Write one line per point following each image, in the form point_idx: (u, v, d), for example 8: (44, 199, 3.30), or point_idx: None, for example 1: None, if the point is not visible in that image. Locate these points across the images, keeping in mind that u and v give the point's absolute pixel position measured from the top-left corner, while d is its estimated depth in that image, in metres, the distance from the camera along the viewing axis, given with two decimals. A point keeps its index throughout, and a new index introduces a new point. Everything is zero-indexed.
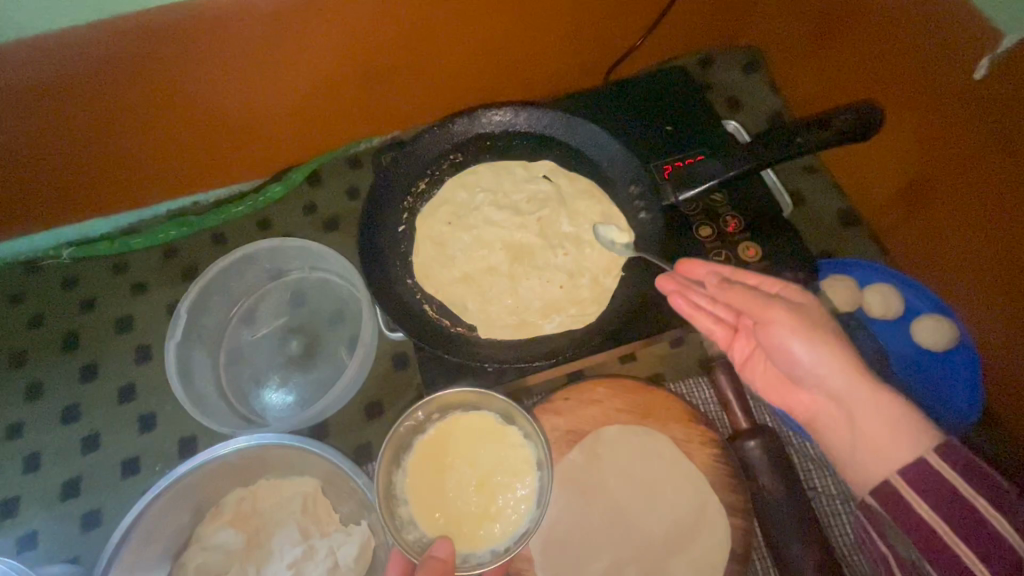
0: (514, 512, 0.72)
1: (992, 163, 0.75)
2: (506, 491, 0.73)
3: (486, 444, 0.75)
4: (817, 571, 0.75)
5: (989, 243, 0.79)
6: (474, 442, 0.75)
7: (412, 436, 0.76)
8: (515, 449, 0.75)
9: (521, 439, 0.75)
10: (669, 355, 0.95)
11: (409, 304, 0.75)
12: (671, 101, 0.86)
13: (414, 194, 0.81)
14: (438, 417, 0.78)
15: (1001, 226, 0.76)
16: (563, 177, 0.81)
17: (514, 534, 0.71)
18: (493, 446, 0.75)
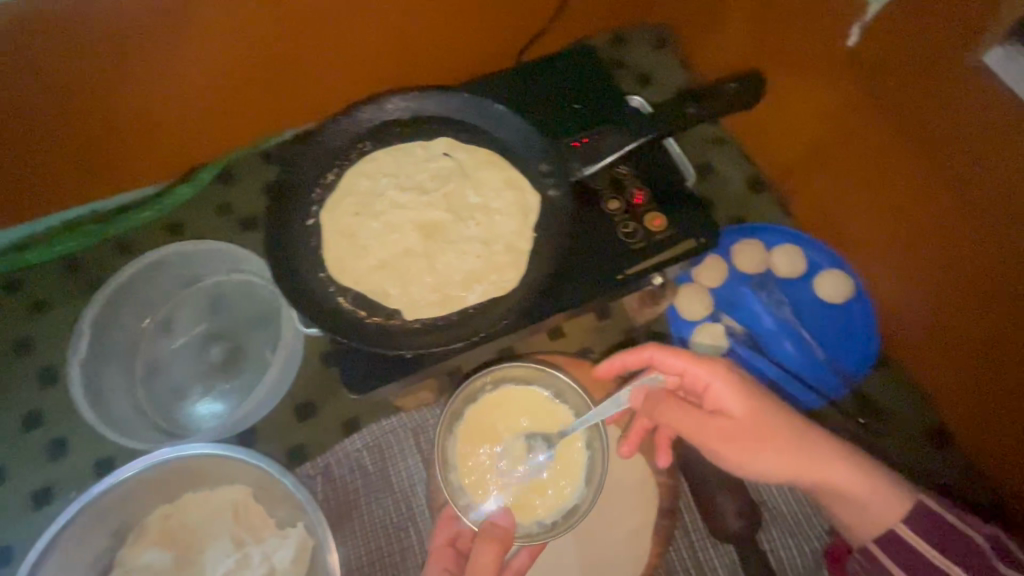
0: (564, 488, 0.75)
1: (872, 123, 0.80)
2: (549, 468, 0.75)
3: (536, 418, 0.77)
4: (738, 516, 0.80)
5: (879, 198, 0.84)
6: (523, 415, 0.77)
7: (467, 403, 0.78)
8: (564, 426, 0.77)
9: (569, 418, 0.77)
10: (597, 328, 0.98)
11: (322, 298, 0.72)
12: (576, 81, 0.87)
13: (323, 187, 0.79)
14: (492, 387, 0.80)
15: (891, 182, 0.81)
16: (471, 158, 0.81)
17: (560, 509, 0.74)
18: (541, 421, 0.77)
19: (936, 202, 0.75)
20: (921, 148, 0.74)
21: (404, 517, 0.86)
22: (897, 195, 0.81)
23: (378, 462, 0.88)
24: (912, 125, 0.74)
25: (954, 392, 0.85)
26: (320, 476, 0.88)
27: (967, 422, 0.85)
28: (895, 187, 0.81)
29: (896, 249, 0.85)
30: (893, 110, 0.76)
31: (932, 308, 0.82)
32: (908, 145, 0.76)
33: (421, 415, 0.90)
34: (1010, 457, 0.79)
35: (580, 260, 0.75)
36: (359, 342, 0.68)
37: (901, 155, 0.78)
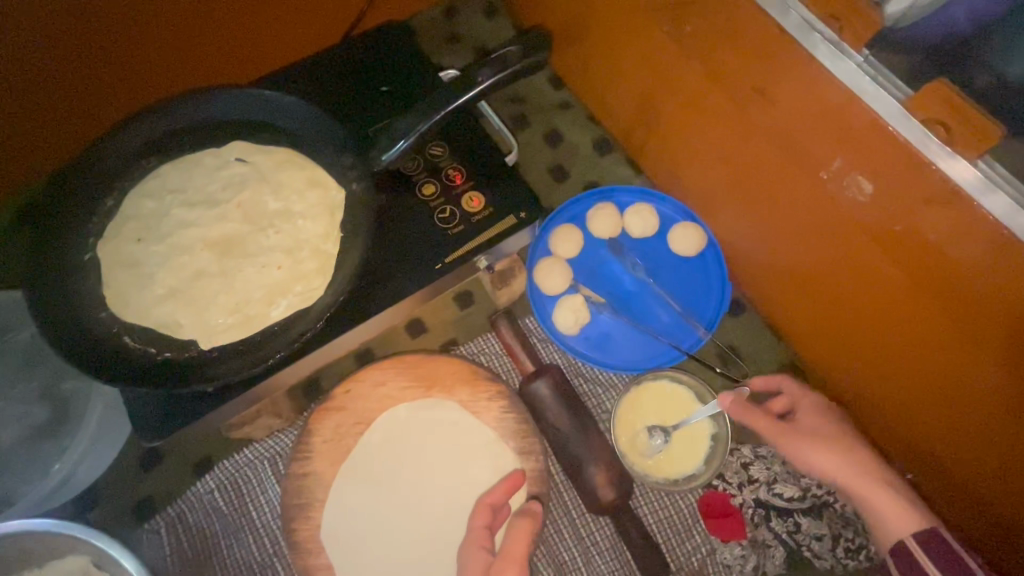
0: (664, 461, 0.85)
1: (684, 73, 0.78)
2: (677, 439, 0.86)
3: (665, 402, 0.88)
4: (607, 486, 0.80)
5: (708, 147, 0.82)
6: (662, 400, 0.88)
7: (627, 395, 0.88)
8: (682, 405, 0.88)
9: (685, 397, 0.88)
10: (458, 318, 0.94)
11: (103, 341, 0.64)
12: (383, 61, 0.81)
13: (99, 216, 0.70)
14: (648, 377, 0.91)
15: (713, 131, 0.79)
16: (268, 159, 0.73)
17: (674, 476, 0.84)
18: (670, 403, 0.88)
19: (750, 144, 0.74)
20: (727, 91, 0.72)
21: (269, 553, 0.81)
22: (719, 142, 0.79)
23: (233, 500, 0.82)
24: (714, 69, 0.72)
25: (807, 328, 0.85)
26: (167, 526, 0.81)
27: (823, 355, 0.85)
28: (717, 135, 0.79)
29: (730, 196, 0.84)
30: (697, 56, 0.74)
31: (771, 250, 0.82)
32: (716, 90, 0.74)
33: (275, 440, 0.84)
34: (867, 384, 0.80)
35: (395, 256, 0.70)
36: (147, 385, 0.61)
37: (713, 102, 0.76)
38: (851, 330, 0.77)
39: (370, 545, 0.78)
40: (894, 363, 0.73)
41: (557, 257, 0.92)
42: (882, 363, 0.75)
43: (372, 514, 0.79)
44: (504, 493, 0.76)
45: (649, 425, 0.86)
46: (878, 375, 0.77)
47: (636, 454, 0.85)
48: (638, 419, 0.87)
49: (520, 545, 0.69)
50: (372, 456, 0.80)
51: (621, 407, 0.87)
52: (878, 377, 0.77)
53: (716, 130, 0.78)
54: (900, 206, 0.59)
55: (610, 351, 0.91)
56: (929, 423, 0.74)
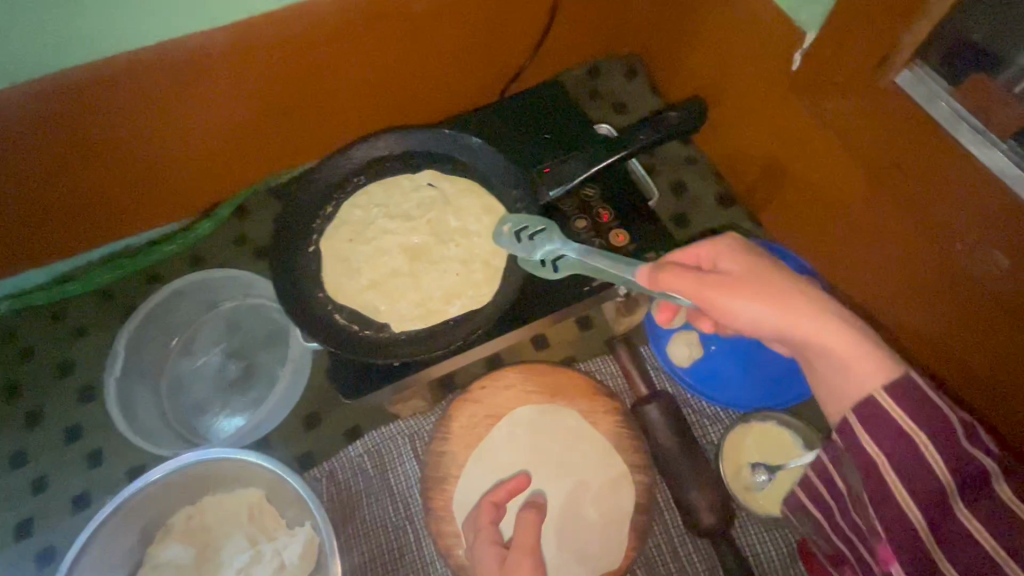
0: (769, 498, 0.89)
1: (816, 139, 0.87)
2: (782, 479, 0.89)
3: (770, 443, 0.92)
4: (711, 510, 0.85)
5: (830, 206, 0.90)
6: (767, 441, 0.92)
7: (733, 433, 0.93)
8: (789, 448, 0.91)
9: (792, 441, 0.91)
10: (579, 338, 1.05)
11: (320, 314, 0.82)
12: (549, 112, 0.96)
13: (322, 217, 0.89)
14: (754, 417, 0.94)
15: (841, 200, 0.87)
16: (452, 186, 0.90)
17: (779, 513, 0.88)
18: (776, 445, 0.92)
19: (882, 216, 0.81)
20: (862, 167, 0.80)
21: (401, 516, 0.94)
22: (850, 211, 0.86)
23: (378, 466, 0.96)
24: (850, 145, 0.80)
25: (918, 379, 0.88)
26: (324, 479, 0.97)
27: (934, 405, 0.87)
28: (846, 203, 0.86)
29: (853, 260, 0.90)
30: (834, 135, 0.83)
31: (896, 307, 0.86)
32: (851, 165, 0.82)
33: (415, 420, 0.98)
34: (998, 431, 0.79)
35: (548, 276, 0.84)
36: (354, 353, 0.77)
37: (847, 176, 0.84)
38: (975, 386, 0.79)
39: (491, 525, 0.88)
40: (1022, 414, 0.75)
41: None
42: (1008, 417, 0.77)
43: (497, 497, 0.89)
44: (507, 494, 0.79)
45: (752, 461, 0.91)
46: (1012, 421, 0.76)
47: (740, 486, 0.90)
48: (743, 455, 0.92)
49: (530, 536, 0.72)
50: (499, 447, 0.91)
51: (728, 442, 0.92)
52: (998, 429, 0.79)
53: (847, 200, 0.86)
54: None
55: (719, 386, 0.97)
56: None
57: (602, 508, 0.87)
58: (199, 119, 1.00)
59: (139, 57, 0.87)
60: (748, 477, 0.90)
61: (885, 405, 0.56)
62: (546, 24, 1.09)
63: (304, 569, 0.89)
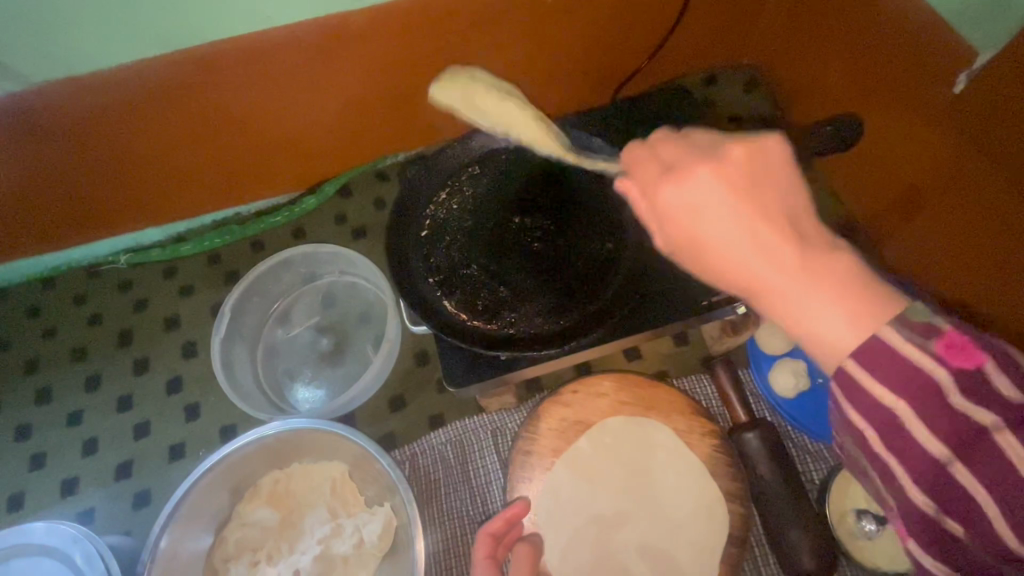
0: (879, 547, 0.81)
1: (976, 169, 0.80)
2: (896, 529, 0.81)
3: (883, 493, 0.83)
4: (812, 555, 0.80)
5: (980, 244, 0.83)
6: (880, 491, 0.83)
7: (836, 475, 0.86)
8: None
9: None
10: (674, 353, 1.01)
11: (430, 299, 0.82)
12: (674, 118, 0.93)
13: (437, 203, 0.90)
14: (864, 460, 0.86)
15: (994, 235, 0.80)
16: (571, 184, 0.88)
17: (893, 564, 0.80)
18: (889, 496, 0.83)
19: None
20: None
21: (478, 511, 0.93)
22: (1002, 249, 0.80)
23: (459, 457, 0.96)
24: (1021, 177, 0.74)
25: None
26: (406, 462, 0.97)
27: None
28: (1002, 240, 0.79)
29: (989, 301, 0.83)
30: (1000, 164, 0.76)
31: None
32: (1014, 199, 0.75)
33: (500, 416, 0.97)
34: None
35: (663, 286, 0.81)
36: (464, 342, 0.77)
37: (1008, 211, 0.77)
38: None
39: (580, 530, 0.85)
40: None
41: None
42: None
43: (582, 504, 0.87)
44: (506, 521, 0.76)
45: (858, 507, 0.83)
46: None
47: (844, 531, 0.83)
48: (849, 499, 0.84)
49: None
50: (588, 455, 0.89)
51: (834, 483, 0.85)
52: None
53: (1001, 236, 0.79)
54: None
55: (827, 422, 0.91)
56: None
57: (693, 533, 0.84)
58: (325, 98, 1.03)
59: (278, 34, 0.89)
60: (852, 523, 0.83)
61: (858, 377, 0.44)
62: (671, 28, 1.06)
63: (382, 549, 0.89)
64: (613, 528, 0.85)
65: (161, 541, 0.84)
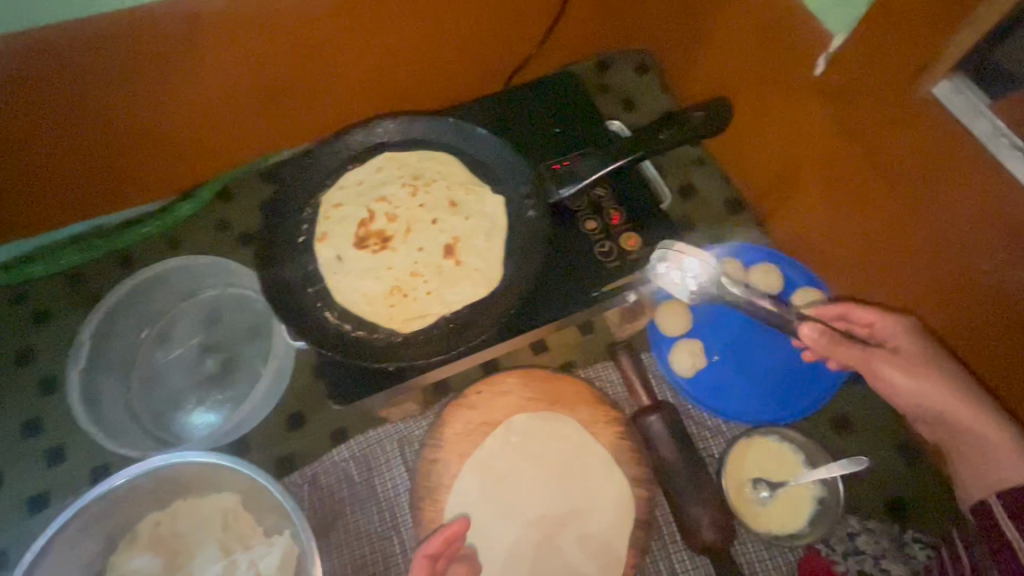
0: (771, 514, 0.86)
1: (840, 147, 0.84)
2: (783, 497, 0.86)
3: (770, 464, 0.88)
4: (713, 529, 0.82)
5: (848, 216, 0.88)
6: (768, 462, 0.88)
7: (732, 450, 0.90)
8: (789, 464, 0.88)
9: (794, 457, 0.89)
10: (580, 343, 1.01)
11: (309, 312, 0.76)
12: (560, 105, 0.91)
13: (314, 205, 0.83)
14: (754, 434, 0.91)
15: (855, 209, 0.86)
16: (457, 178, 0.84)
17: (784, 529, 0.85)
18: (776, 467, 0.88)
19: (899, 226, 0.80)
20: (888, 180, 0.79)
21: (387, 526, 0.89)
22: (864, 220, 0.85)
23: (364, 471, 0.91)
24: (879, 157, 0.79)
25: None
26: (307, 485, 0.91)
27: None
28: (864, 212, 0.85)
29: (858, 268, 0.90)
30: (860, 144, 0.81)
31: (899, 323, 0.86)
32: (874, 176, 0.80)
33: (406, 425, 0.93)
34: None
35: (554, 279, 0.79)
36: (347, 356, 0.71)
37: (867, 185, 0.82)
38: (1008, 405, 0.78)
39: (491, 533, 0.84)
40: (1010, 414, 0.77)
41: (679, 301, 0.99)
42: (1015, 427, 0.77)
43: (493, 507, 0.85)
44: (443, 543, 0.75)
45: (752, 478, 0.87)
46: None
47: (741, 503, 0.86)
48: (743, 471, 0.88)
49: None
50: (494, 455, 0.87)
51: (731, 458, 0.89)
52: None
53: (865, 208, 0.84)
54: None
55: (722, 398, 0.94)
56: None
57: (600, 522, 0.84)
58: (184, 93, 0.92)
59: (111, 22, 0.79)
60: (748, 496, 0.87)
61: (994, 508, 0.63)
62: (558, 13, 1.04)
63: None
64: (524, 526, 0.84)
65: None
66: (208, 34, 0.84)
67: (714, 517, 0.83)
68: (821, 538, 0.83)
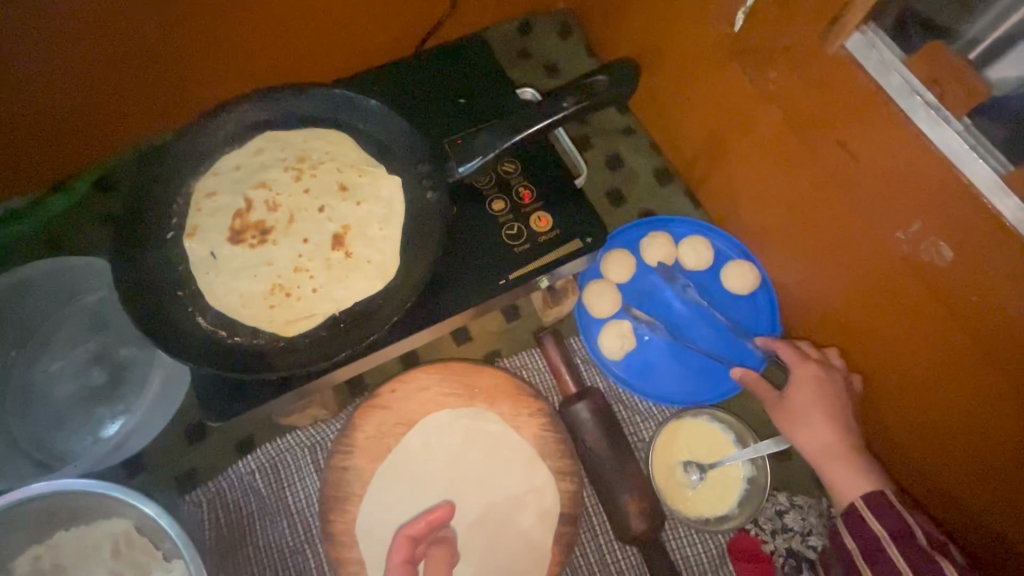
0: (698, 497, 0.84)
1: (759, 112, 0.79)
2: (711, 479, 0.85)
3: (700, 445, 0.87)
4: (640, 518, 0.79)
5: (771, 185, 0.84)
6: (698, 444, 0.87)
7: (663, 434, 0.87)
8: (719, 445, 0.87)
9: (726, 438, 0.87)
10: (506, 330, 0.95)
11: (178, 319, 0.67)
12: (466, 73, 0.83)
13: (185, 196, 0.73)
14: (686, 415, 0.89)
15: (776, 177, 0.82)
16: (349, 158, 0.75)
17: (711, 511, 0.84)
18: (706, 449, 0.87)
19: (836, 204, 0.73)
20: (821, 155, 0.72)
21: (301, 539, 0.83)
22: (785, 190, 0.81)
23: (273, 482, 0.84)
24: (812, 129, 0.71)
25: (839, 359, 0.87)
26: (209, 502, 0.84)
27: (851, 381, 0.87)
28: (786, 181, 0.80)
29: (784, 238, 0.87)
30: (792, 115, 0.73)
31: (821, 294, 0.84)
32: (808, 150, 0.73)
33: (317, 429, 0.86)
34: (881, 409, 0.83)
35: (457, 267, 0.71)
36: (219, 368, 0.63)
37: (786, 152, 0.78)
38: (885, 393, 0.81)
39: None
40: (925, 405, 0.75)
41: (606, 281, 0.94)
42: (904, 421, 0.80)
43: (410, 512, 0.80)
44: (426, 527, 0.70)
45: (682, 461, 0.86)
46: (896, 404, 0.80)
47: (670, 487, 0.84)
48: (672, 454, 0.86)
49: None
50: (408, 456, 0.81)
51: (660, 442, 0.86)
52: (899, 419, 0.81)
53: (802, 184, 0.78)
54: (965, 285, 0.62)
55: (652, 380, 0.91)
56: (930, 457, 0.78)
57: (524, 520, 0.80)
58: (32, 84, 0.77)
59: None
60: (677, 480, 0.85)
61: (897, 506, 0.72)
62: None
63: None
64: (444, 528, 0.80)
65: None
66: (50, 12, 0.69)
67: (641, 505, 0.79)
68: (749, 519, 0.82)
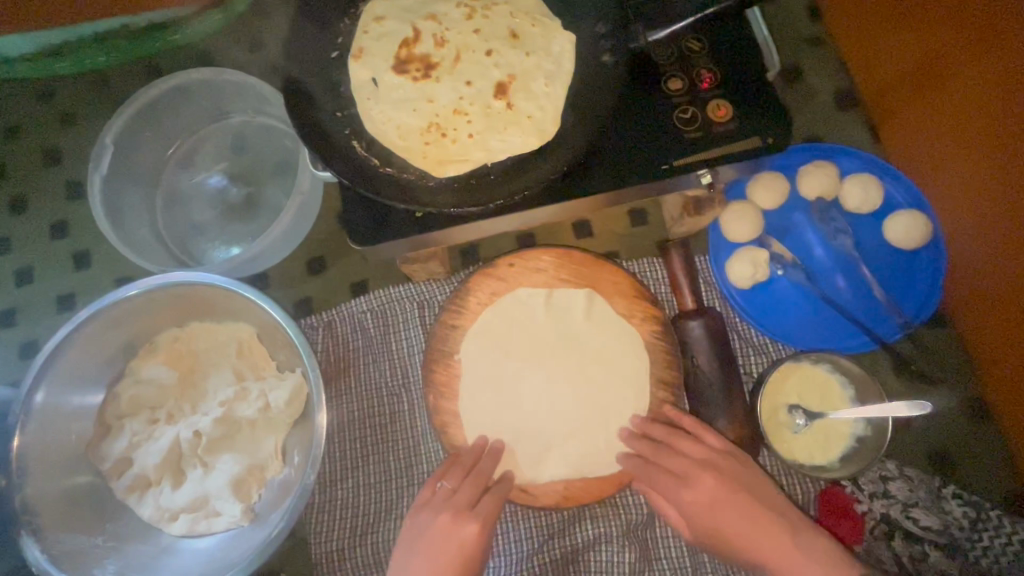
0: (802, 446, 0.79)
1: (992, 54, 0.67)
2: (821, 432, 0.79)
3: (815, 396, 0.80)
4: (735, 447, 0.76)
5: (977, 140, 0.72)
6: (812, 393, 0.80)
7: (780, 373, 0.80)
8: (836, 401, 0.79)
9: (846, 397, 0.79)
10: (629, 233, 0.91)
11: (335, 140, 0.66)
12: None
13: (351, 17, 0.71)
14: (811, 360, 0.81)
15: (987, 134, 0.71)
16: (523, 3, 0.69)
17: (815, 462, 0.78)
18: (822, 402, 0.79)
19: (1015, 168, 0.67)
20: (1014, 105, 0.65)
21: (398, 383, 0.87)
22: (991, 149, 0.70)
23: (381, 326, 0.88)
24: (1005, 70, 0.65)
25: (976, 343, 0.80)
26: (321, 330, 0.88)
27: (981, 369, 0.80)
28: (997, 141, 0.69)
29: (970, 203, 0.76)
30: (995, 56, 0.66)
31: (982, 271, 0.76)
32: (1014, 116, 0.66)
33: (428, 287, 0.88)
34: (1000, 405, 0.78)
35: (620, 140, 0.66)
36: (372, 193, 0.63)
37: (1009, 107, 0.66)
38: (1004, 378, 0.76)
39: (516, 385, 0.80)
40: None
41: (752, 203, 0.86)
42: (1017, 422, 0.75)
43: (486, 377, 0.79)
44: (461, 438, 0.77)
45: (788, 404, 0.80)
46: (1017, 406, 0.74)
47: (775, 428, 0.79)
48: (782, 396, 0.80)
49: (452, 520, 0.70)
50: (505, 329, 0.81)
51: (772, 380, 0.80)
52: (1012, 420, 0.76)
53: (991, 138, 0.70)
54: None
55: (777, 317, 0.85)
56: None
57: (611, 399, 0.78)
58: None
59: None
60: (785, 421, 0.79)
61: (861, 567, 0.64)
62: None
63: (292, 413, 0.84)
64: (553, 379, 0.80)
65: (35, 398, 0.77)
66: None
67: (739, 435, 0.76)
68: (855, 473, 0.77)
